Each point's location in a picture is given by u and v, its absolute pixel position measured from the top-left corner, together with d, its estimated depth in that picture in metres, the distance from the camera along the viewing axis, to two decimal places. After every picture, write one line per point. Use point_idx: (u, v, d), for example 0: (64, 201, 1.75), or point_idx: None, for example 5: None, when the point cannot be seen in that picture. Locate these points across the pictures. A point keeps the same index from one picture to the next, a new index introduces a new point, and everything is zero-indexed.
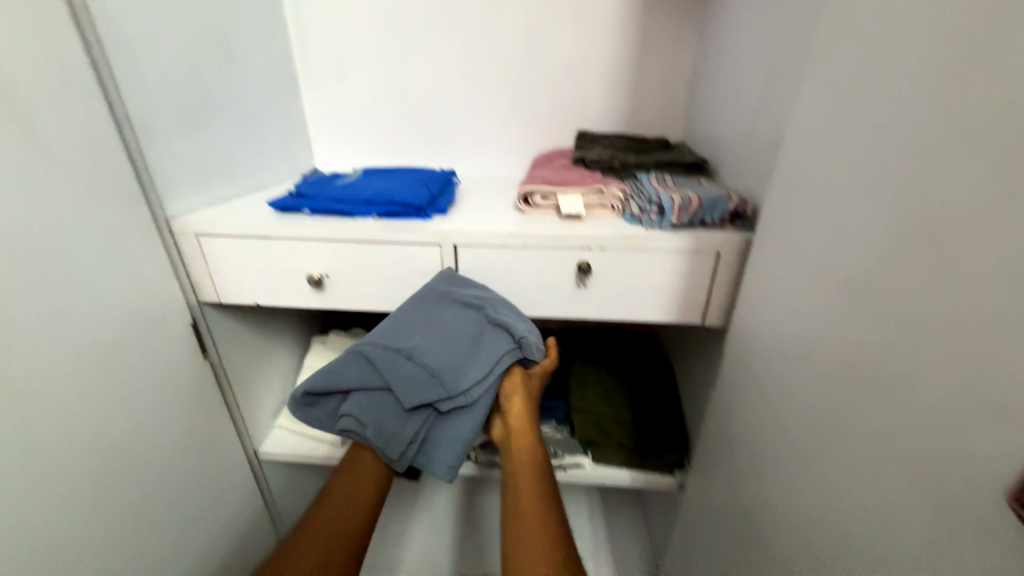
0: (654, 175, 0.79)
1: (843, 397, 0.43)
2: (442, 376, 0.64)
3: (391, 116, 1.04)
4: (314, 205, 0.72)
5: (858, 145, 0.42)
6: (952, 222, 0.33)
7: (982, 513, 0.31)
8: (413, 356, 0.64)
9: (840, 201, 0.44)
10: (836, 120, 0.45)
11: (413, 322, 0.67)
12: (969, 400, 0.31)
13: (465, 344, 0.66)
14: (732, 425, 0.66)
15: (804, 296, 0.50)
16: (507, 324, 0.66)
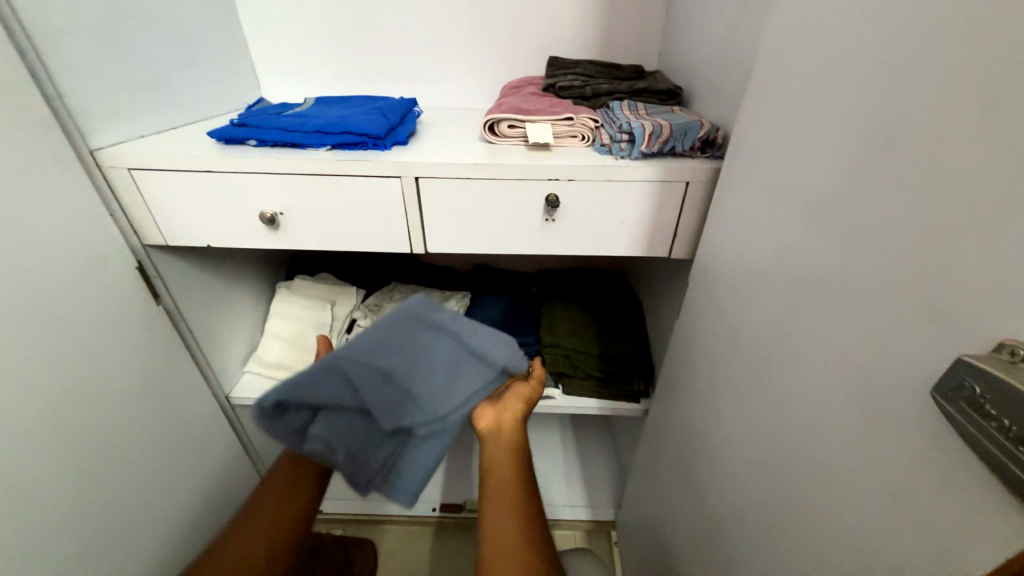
0: (626, 104, 0.76)
1: (798, 315, 0.45)
2: (427, 398, 0.56)
3: (342, 36, 0.94)
4: (259, 135, 0.66)
5: (834, 57, 0.40)
6: (916, 133, 0.32)
7: (904, 409, 0.33)
8: (404, 375, 0.56)
9: (812, 119, 0.43)
10: (814, 31, 0.43)
11: (396, 340, 0.59)
12: (908, 308, 0.33)
13: (451, 368, 0.61)
14: (695, 352, 0.69)
15: (768, 222, 0.50)
16: (493, 348, 0.64)
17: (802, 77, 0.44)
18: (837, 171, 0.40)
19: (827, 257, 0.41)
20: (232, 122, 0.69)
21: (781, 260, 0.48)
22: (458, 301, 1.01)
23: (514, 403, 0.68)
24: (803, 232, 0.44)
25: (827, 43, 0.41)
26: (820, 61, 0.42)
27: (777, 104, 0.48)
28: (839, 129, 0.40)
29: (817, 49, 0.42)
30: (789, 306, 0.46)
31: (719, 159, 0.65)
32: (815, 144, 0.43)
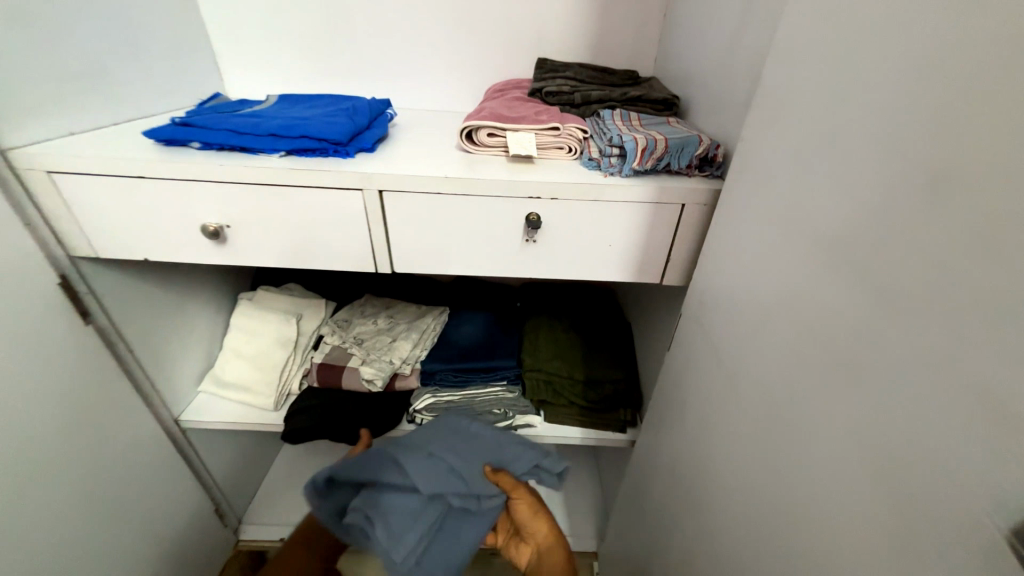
0: (618, 113, 0.69)
1: (812, 370, 0.39)
2: (465, 474, 0.69)
3: (313, 30, 0.86)
4: (203, 137, 0.58)
5: (866, 79, 0.34)
6: (986, 180, 0.26)
7: (953, 523, 0.27)
8: (450, 456, 0.71)
9: (835, 147, 0.37)
10: (841, 45, 0.36)
11: (447, 431, 0.76)
12: (967, 399, 0.26)
13: (492, 450, 0.74)
14: (687, 388, 0.63)
15: (777, 258, 0.44)
16: (523, 451, 0.75)
17: (825, 87, 0.38)
18: (870, 199, 0.33)
19: (854, 301, 0.35)
20: (175, 120, 0.61)
21: (792, 299, 0.41)
22: (436, 318, 0.94)
23: (533, 523, 0.71)
24: (821, 269, 0.38)
25: (860, 46, 0.35)
26: (850, 67, 0.36)
27: (793, 117, 0.42)
28: (872, 150, 0.33)
29: (847, 53, 0.36)
30: (799, 352, 0.40)
31: (720, 178, 0.59)
32: (840, 168, 0.36)
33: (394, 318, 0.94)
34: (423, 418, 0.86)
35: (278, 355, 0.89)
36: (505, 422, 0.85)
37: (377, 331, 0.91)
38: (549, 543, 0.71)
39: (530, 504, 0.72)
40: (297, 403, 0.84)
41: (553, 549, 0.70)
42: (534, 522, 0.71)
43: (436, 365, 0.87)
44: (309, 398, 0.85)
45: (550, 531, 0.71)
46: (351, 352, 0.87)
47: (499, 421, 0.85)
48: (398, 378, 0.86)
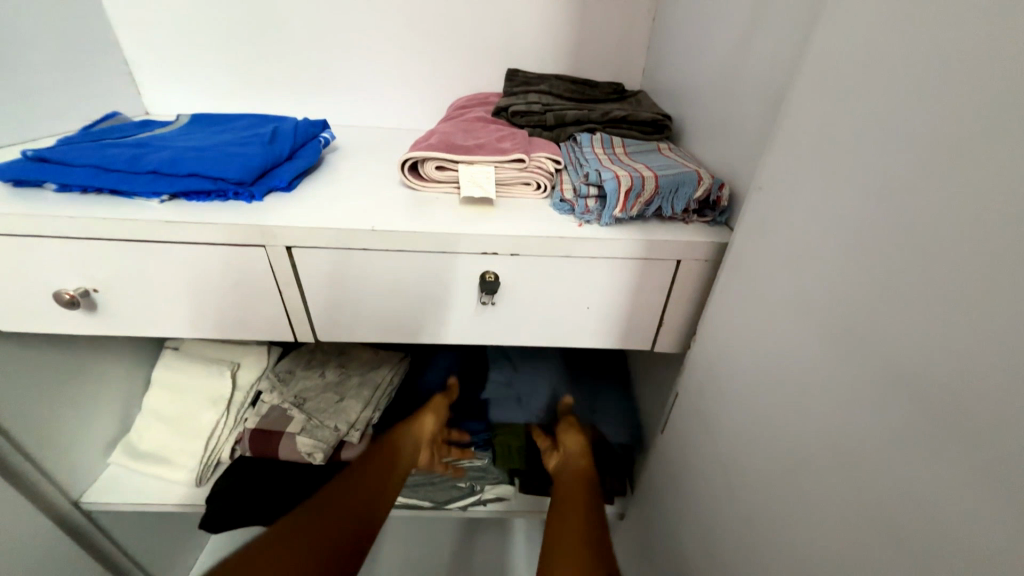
0: (598, 138, 0.57)
1: (877, 542, 0.27)
2: (548, 379, 0.78)
3: (244, 39, 0.73)
4: (62, 177, 0.45)
5: (954, 137, 0.23)
6: None
7: None
8: (555, 366, 0.80)
9: (902, 232, 0.25)
10: (905, 83, 0.25)
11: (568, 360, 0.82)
12: None
13: (583, 393, 0.79)
14: (686, 481, 0.51)
15: (807, 362, 0.33)
16: (602, 408, 0.77)
17: (893, 131, 0.26)
18: (984, 318, 0.22)
19: (962, 474, 0.22)
20: (28, 153, 0.47)
21: (844, 428, 0.29)
22: (394, 369, 0.80)
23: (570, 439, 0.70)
24: (895, 399, 0.26)
25: (961, 73, 0.22)
26: (940, 105, 0.23)
27: (836, 171, 0.30)
28: (995, 241, 0.21)
29: (934, 83, 0.24)
30: (859, 509, 0.28)
31: (724, 225, 0.47)
32: (926, 256, 0.24)
33: (344, 369, 0.80)
34: None
35: (204, 419, 0.75)
36: (471, 498, 0.74)
37: (322, 387, 0.77)
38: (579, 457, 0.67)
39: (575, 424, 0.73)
40: (221, 480, 0.70)
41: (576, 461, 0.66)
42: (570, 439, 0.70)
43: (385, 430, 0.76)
44: (238, 471, 0.72)
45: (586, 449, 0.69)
46: (290, 414, 0.74)
47: (465, 497, 0.74)
48: (344, 447, 0.73)
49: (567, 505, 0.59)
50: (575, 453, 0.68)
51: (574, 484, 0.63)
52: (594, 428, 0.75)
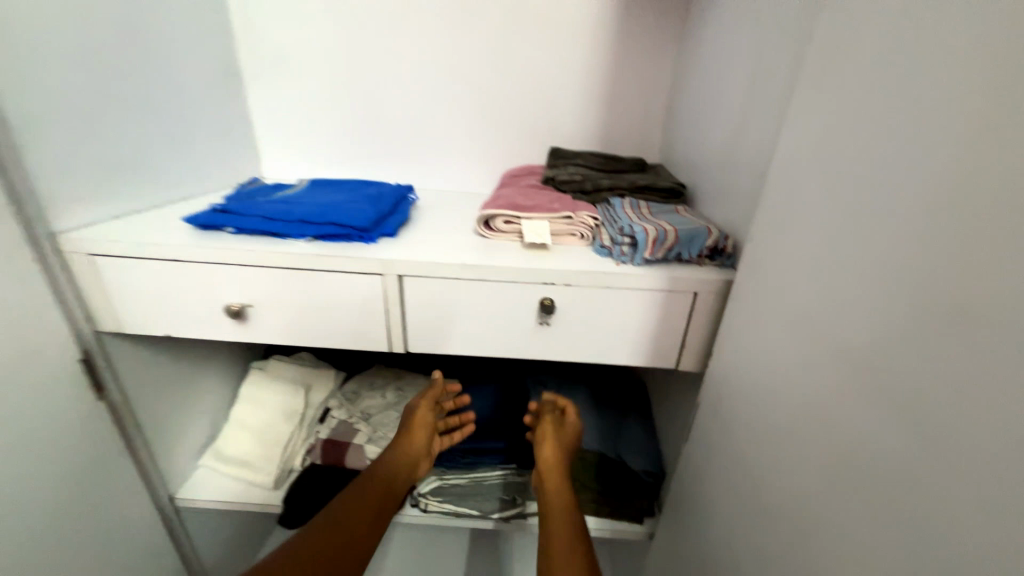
0: (628, 201, 0.73)
1: (850, 487, 0.37)
2: (582, 405, 0.87)
3: (345, 124, 0.94)
4: (238, 223, 0.63)
5: (866, 205, 0.37)
6: (994, 316, 0.27)
7: None
8: (588, 396, 0.89)
9: (847, 264, 0.38)
10: (839, 170, 0.40)
11: (600, 391, 0.91)
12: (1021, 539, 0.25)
13: (612, 421, 0.86)
14: (711, 483, 0.59)
15: (797, 362, 0.44)
16: (629, 436, 0.83)
17: (836, 199, 0.40)
18: (892, 315, 0.34)
19: (894, 421, 0.33)
20: (214, 208, 0.66)
21: (828, 404, 0.40)
22: None
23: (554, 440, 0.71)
24: (855, 376, 0.37)
25: (867, 165, 0.37)
26: (861, 183, 0.37)
27: (806, 226, 0.44)
28: (897, 262, 0.34)
29: (854, 170, 0.38)
30: (837, 465, 0.38)
31: (730, 267, 0.60)
32: (863, 276, 0.37)
33: (402, 392, 0.92)
34: (427, 502, 0.81)
35: (281, 429, 0.87)
36: (514, 510, 0.81)
37: (384, 406, 0.89)
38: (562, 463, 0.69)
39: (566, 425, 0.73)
40: (298, 483, 0.81)
41: (558, 468, 0.68)
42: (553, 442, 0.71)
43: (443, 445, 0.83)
44: (311, 476, 0.82)
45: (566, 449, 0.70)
46: (357, 427, 0.85)
47: (507, 509, 0.81)
48: None
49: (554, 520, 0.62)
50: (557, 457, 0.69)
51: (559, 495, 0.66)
52: (619, 456, 0.81)
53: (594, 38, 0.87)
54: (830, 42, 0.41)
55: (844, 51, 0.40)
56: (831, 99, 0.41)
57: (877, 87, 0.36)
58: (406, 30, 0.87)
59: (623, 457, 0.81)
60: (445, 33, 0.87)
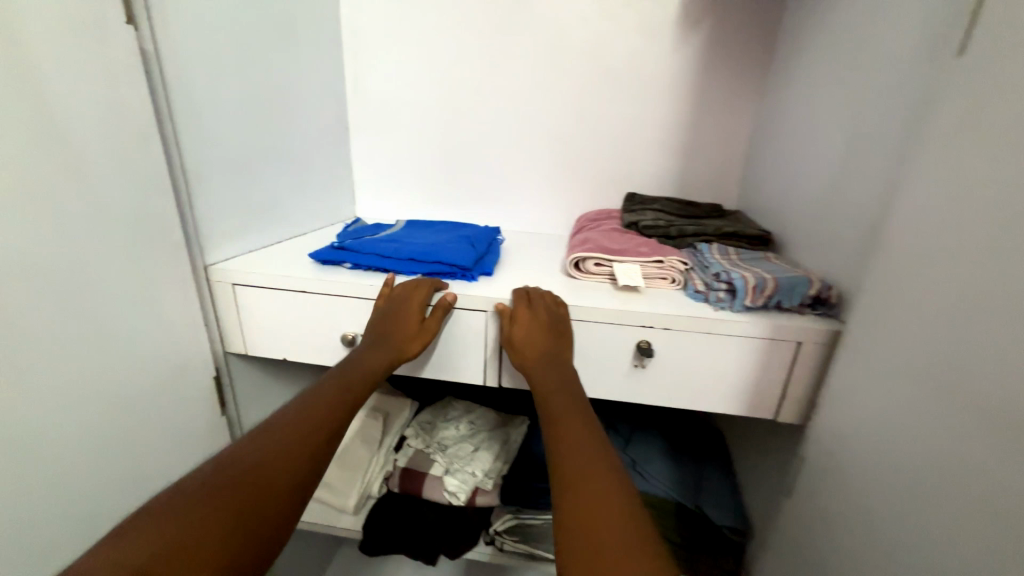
0: (715, 247, 0.74)
1: (987, 555, 0.35)
2: (657, 451, 0.85)
3: (435, 169, 1.02)
4: (356, 259, 0.70)
5: (1004, 262, 0.36)
6: None
7: None
8: (662, 442, 0.87)
9: (980, 320, 0.38)
10: (970, 227, 0.40)
11: (676, 438, 0.89)
12: None
13: (691, 471, 0.82)
14: (812, 544, 0.56)
15: (920, 420, 0.42)
16: (711, 487, 0.79)
17: (967, 255, 0.40)
18: None
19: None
20: (333, 245, 0.73)
21: (952, 466, 0.39)
22: (518, 429, 0.91)
23: (533, 341, 0.58)
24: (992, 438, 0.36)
25: (1000, 223, 0.37)
26: (994, 240, 0.37)
27: (931, 282, 0.43)
28: None
29: (986, 228, 0.38)
30: (971, 534, 0.36)
31: (834, 318, 0.59)
32: (1000, 332, 0.36)
33: (475, 426, 0.91)
34: (503, 541, 0.81)
35: (360, 455, 0.87)
36: None
37: (459, 438, 0.89)
38: (556, 372, 0.56)
39: (542, 309, 0.60)
40: (378, 510, 0.83)
41: (548, 375, 0.55)
42: (534, 343, 0.58)
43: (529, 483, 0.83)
44: (389, 504, 0.84)
45: (554, 352, 0.58)
46: (433, 459, 0.86)
47: None
48: (479, 493, 0.83)
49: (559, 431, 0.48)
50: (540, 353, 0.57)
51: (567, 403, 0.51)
52: (700, 508, 0.77)
53: (675, 91, 0.91)
54: (953, 109, 0.43)
55: (968, 116, 0.41)
56: (955, 162, 0.42)
57: (1007, 149, 0.37)
58: (498, 87, 0.95)
59: (704, 510, 0.76)
60: (533, 88, 0.94)
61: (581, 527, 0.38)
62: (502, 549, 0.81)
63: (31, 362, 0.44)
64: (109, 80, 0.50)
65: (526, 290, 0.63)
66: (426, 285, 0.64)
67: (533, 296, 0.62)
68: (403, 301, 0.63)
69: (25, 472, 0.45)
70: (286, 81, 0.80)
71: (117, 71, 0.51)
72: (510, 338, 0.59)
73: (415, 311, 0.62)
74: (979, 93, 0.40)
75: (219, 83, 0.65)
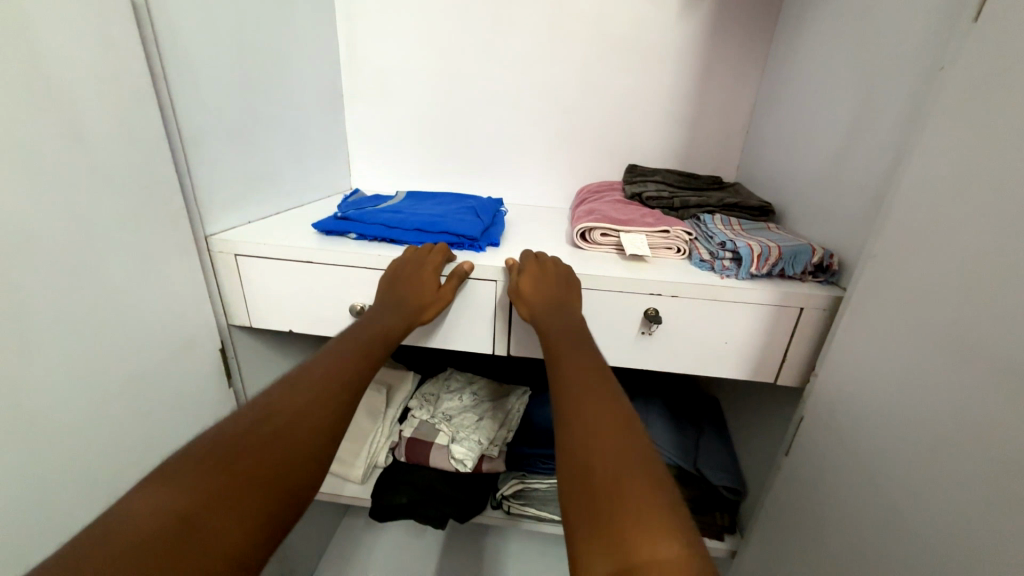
0: (718, 218, 0.75)
1: (982, 499, 0.38)
2: (657, 418, 0.87)
3: (434, 139, 1.00)
4: (361, 230, 0.69)
5: (1005, 226, 0.38)
6: None
7: None
8: (662, 409, 0.89)
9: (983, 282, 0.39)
10: (974, 193, 0.41)
11: (675, 405, 0.91)
12: None
13: (689, 435, 0.85)
14: (806, 496, 0.60)
15: (921, 379, 0.45)
16: (708, 450, 0.83)
17: (970, 221, 0.41)
18: None
19: None
20: (336, 215, 0.72)
21: (951, 420, 0.41)
22: (520, 399, 0.93)
23: (542, 292, 0.59)
24: (989, 392, 0.38)
25: (1004, 189, 0.38)
26: (997, 205, 0.39)
27: (934, 246, 0.45)
28: None
29: (990, 194, 0.39)
30: (967, 480, 0.39)
31: (834, 284, 0.62)
32: (1001, 292, 0.38)
33: (479, 396, 0.93)
34: (510, 505, 0.86)
35: (364, 425, 0.88)
36: None
37: (463, 408, 0.90)
38: (562, 316, 0.56)
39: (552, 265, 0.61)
40: (385, 479, 0.84)
41: (553, 316, 0.56)
42: (542, 294, 0.59)
43: (533, 451, 0.86)
44: (396, 474, 0.85)
45: (561, 299, 0.58)
46: (439, 428, 0.87)
47: None
48: (485, 460, 0.84)
49: (560, 363, 0.50)
50: (546, 299, 0.58)
51: (571, 342, 0.52)
52: (697, 470, 0.80)
53: (680, 61, 0.90)
54: (959, 77, 0.43)
55: (975, 83, 0.42)
56: (960, 129, 0.43)
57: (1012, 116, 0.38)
58: (499, 53, 0.92)
59: (702, 472, 0.80)
60: (536, 56, 0.92)
61: (577, 450, 0.39)
62: (509, 513, 0.86)
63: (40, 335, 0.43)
64: (102, 35, 0.47)
65: (535, 254, 0.65)
66: (439, 252, 0.64)
67: (542, 258, 0.64)
68: (417, 265, 0.63)
69: (38, 447, 0.44)
70: (281, 43, 0.76)
71: (111, 28, 0.48)
72: (516, 288, 0.60)
73: (429, 277, 0.62)
74: (985, 60, 0.41)
75: (214, 44, 0.62)
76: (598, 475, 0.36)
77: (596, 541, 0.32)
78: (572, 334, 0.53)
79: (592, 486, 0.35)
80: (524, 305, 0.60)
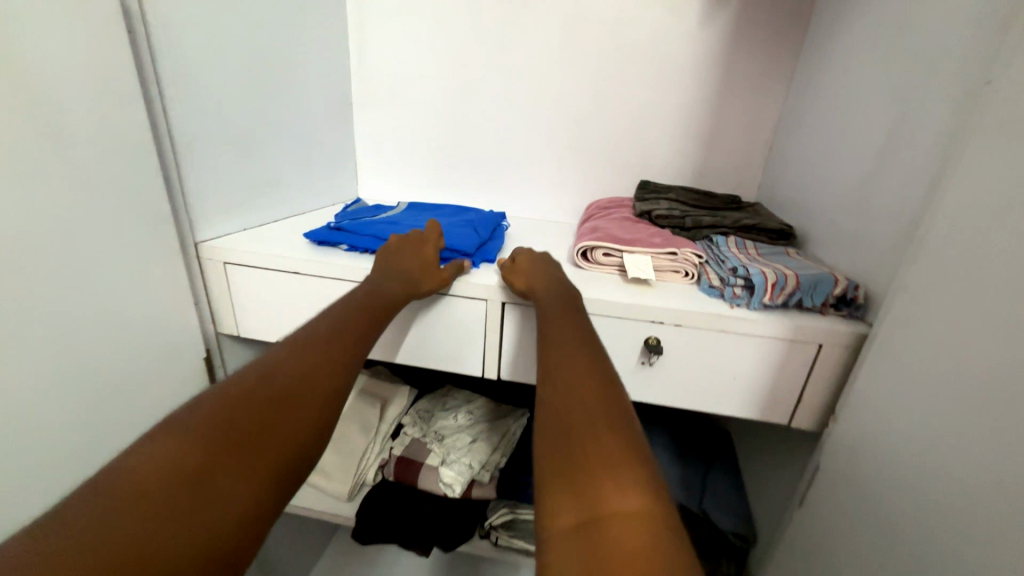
0: (732, 241, 0.70)
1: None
2: (661, 451, 0.81)
3: (441, 150, 0.98)
4: (353, 241, 0.67)
5: None
6: None
7: None
8: (666, 441, 0.83)
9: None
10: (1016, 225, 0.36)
11: (681, 437, 0.85)
12: None
13: (695, 472, 0.79)
14: (820, 555, 0.53)
15: (949, 435, 0.39)
16: (714, 490, 0.76)
17: (1010, 257, 0.36)
18: None
19: None
20: (329, 225, 0.70)
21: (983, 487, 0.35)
22: (517, 423, 0.89)
23: (535, 270, 0.59)
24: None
25: None
26: None
27: (969, 284, 0.39)
28: None
29: None
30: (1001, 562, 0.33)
31: (859, 319, 0.56)
32: None
33: (474, 416, 0.89)
34: (499, 535, 0.81)
35: (356, 441, 0.85)
36: None
37: (456, 429, 0.86)
38: (555, 287, 0.55)
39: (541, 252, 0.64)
40: (371, 498, 0.81)
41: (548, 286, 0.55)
42: (535, 271, 0.58)
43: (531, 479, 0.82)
44: (382, 493, 0.82)
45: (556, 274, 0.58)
46: (430, 448, 0.83)
47: None
48: (475, 486, 0.80)
49: (549, 327, 0.48)
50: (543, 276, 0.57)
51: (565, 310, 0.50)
52: (702, 511, 0.74)
53: (697, 74, 0.86)
54: (1004, 94, 0.38)
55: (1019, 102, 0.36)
56: (1003, 152, 0.38)
57: None
58: (508, 64, 0.90)
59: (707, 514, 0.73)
60: (547, 67, 0.89)
61: (555, 409, 0.37)
62: (497, 544, 0.81)
63: (19, 340, 0.42)
64: (95, 42, 0.47)
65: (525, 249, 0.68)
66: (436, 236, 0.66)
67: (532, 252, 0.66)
68: (418, 242, 0.63)
69: None
70: (289, 53, 0.76)
71: (105, 34, 0.47)
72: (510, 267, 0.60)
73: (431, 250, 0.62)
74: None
75: (216, 53, 0.62)
76: (573, 432, 0.34)
77: (568, 494, 0.30)
78: (566, 302, 0.52)
79: (567, 442, 0.33)
80: (518, 278, 0.58)
